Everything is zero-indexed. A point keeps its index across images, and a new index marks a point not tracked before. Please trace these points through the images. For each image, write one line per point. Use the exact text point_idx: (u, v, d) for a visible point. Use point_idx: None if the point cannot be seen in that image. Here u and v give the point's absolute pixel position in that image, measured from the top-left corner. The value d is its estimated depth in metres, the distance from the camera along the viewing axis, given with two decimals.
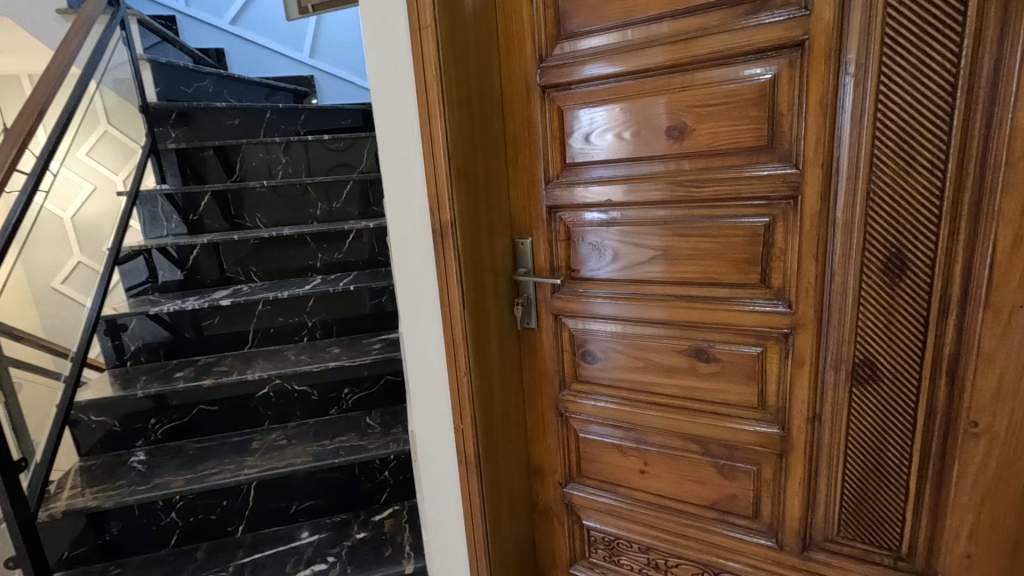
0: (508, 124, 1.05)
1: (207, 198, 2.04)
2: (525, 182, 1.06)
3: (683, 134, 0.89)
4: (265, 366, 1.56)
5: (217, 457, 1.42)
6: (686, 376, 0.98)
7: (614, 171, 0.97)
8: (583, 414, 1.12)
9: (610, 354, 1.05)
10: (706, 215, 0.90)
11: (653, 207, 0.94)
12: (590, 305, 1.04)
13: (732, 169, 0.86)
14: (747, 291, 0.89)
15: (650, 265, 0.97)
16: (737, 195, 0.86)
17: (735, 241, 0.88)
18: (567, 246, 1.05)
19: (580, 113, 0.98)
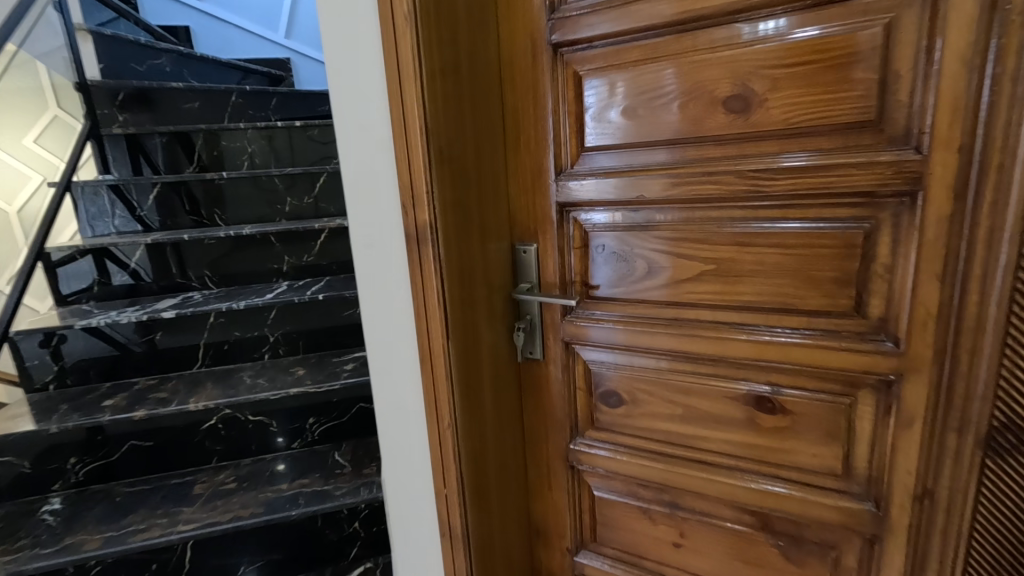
0: (508, 99, 0.81)
1: (158, 191, 1.77)
2: (528, 173, 0.82)
3: (746, 107, 0.65)
4: (213, 392, 1.31)
5: (149, 506, 1.17)
6: (742, 429, 0.74)
7: (649, 158, 0.72)
8: (601, 469, 0.88)
9: (638, 397, 0.81)
10: (778, 218, 0.66)
11: (701, 206, 0.70)
12: (613, 334, 0.80)
13: (819, 154, 0.62)
14: (833, 323, 0.65)
15: (694, 284, 0.73)
16: (826, 191, 0.62)
17: (820, 254, 0.64)
18: (583, 257, 0.81)
19: (604, 81, 0.73)
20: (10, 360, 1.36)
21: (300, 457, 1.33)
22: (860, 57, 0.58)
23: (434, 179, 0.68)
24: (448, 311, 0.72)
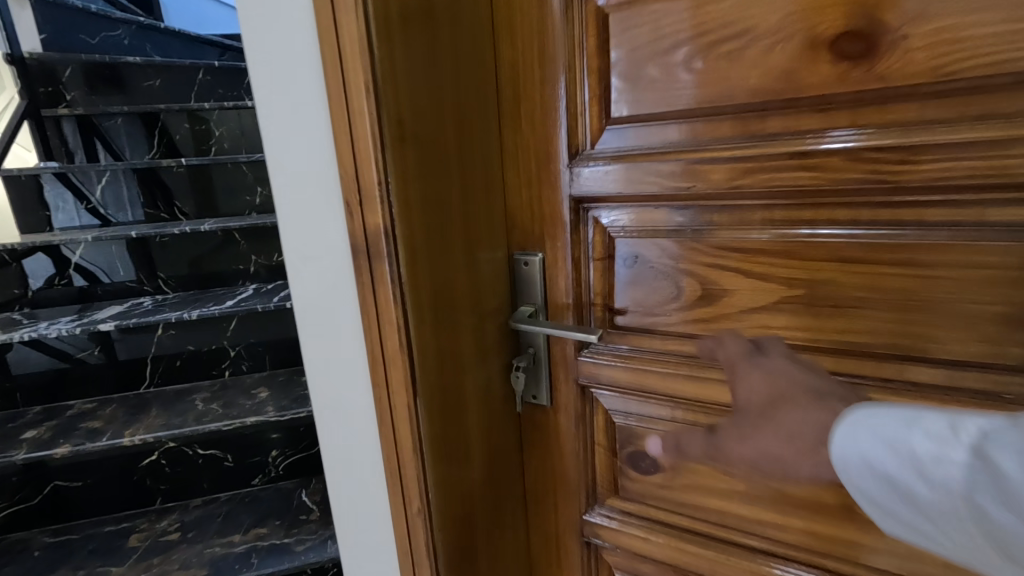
0: (503, 52, 0.57)
1: (108, 180, 1.55)
2: (531, 157, 0.59)
3: (863, 52, 0.42)
4: (156, 419, 1.10)
5: (72, 564, 0.96)
6: (832, 518, 0.53)
7: (705, 133, 0.50)
8: (628, 551, 0.66)
9: (680, 463, 0.60)
10: (908, 222, 0.44)
11: (784, 204, 0.48)
12: (648, 378, 0.58)
13: (987, 123, 0.39)
14: (991, 383, 0.43)
15: (768, 315, 0.51)
16: (996, 180, 0.40)
17: (973, 278, 0.42)
18: (606, 272, 0.59)
19: (641, 21, 0.50)
20: None
21: (261, 497, 1.12)
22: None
23: (393, 163, 0.45)
24: (415, 350, 0.50)
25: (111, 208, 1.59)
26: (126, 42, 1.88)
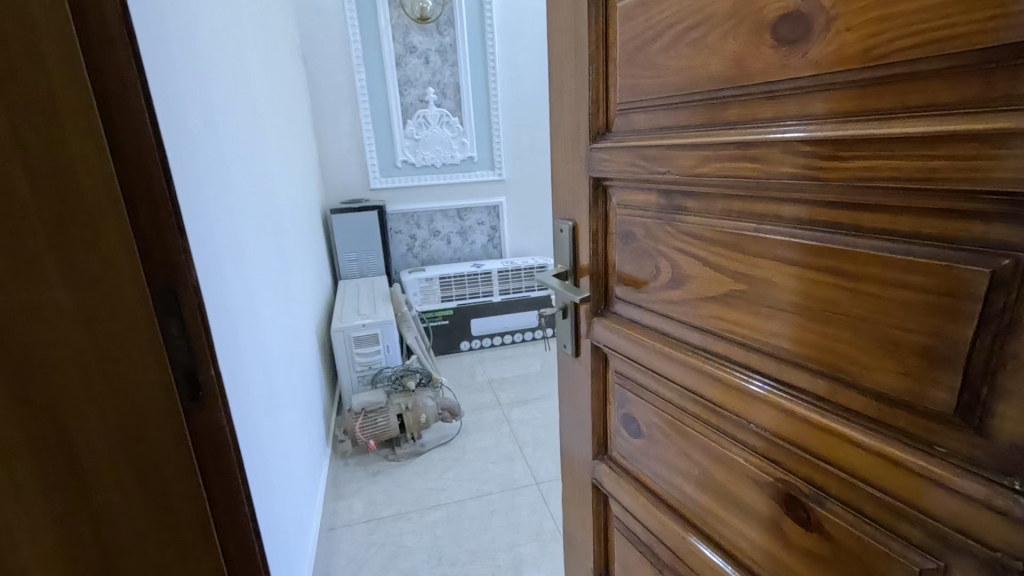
0: (555, 48, 0.68)
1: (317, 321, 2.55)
2: (567, 139, 0.68)
3: (809, 35, 0.39)
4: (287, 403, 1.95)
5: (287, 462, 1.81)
6: (773, 537, 0.51)
7: (672, 118, 0.52)
8: (620, 507, 0.73)
9: (654, 433, 0.64)
10: (848, 227, 0.39)
11: (739, 197, 0.46)
12: (632, 348, 0.64)
13: (935, 115, 0.32)
14: (923, 427, 0.37)
15: (714, 306, 0.52)
16: (891, 188, 0.35)
17: (899, 300, 0.37)
18: (616, 248, 0.64)
19: (635, 15, 0.54)
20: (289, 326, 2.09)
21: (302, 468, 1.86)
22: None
23: None
24: None
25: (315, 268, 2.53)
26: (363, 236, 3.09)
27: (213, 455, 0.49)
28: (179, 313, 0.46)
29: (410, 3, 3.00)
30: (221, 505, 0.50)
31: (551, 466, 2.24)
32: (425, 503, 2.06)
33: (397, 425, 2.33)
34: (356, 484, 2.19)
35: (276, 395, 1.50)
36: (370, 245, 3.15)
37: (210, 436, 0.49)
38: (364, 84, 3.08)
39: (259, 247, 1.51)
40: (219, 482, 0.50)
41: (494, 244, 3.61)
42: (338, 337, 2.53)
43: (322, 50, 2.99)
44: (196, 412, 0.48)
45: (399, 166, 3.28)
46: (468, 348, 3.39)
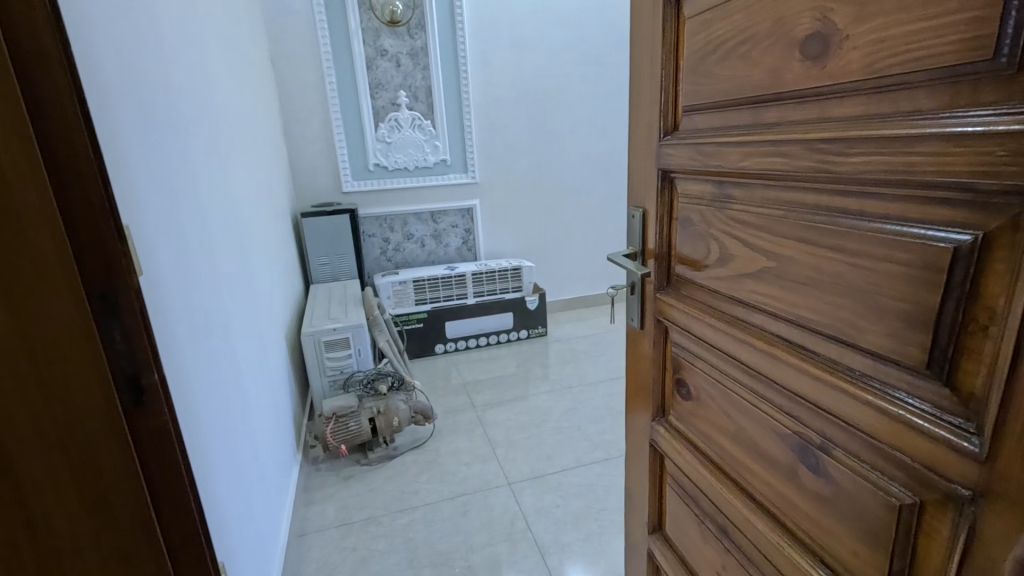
0: (635, 54, 0.77)
1: (291, 327, 2.57)
2: (642, 136, 0.77)
3: (826, 51, 0.48)
4: (274, 411, 1.99)
5: (271, 466, 1.85)
6: (790, 481, 0.60)
7: (723, 121, 0.61)
8: (672, 462, 0.83)
9: (701, 397, 0.74)
10: (854, 212, 0.48)
11: (775, 186, 0.55)
12: (685, 321, 0.73)
13: (914, 120, 0.41)
14: (911, 384, 0.45)
15: (752, 280, 0.61)
16: (881, 181, 0.44)
17: (890, 272, 0.46)
18: (678, 232, 0.73)
19: (700, 29, 0.64)
20: (269, 332, 2.12)
21: (276, 475, 1.88)
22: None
23: None
24: None
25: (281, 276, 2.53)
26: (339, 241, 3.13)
27: (153, 438, 0.65)
28: (121, 322, 0.62)
29: (380, 6, 3.05)
30: (160, 480, 0.67)
31: (521, 466, 2.32)
32: (396, 506, 2.11)
33: (367, 429, 2.35)
34: (328, 489, 2.23)
35: (237, 398, 1.55)
36: (341, 249, 3.17)
37: (152, 426, 0.65)
38: (333, 85, 3.11)
39: (212, 252, 1.54)
40: (157, 460, 0.66)
41: (468, 246, 3.69)
42: (309, 341, 2.50)
43: (290, 53, 3.02)
44: (137, 406, 0.64)
45: (371, 169, 3.32)
46: (442, 351, 3.45)
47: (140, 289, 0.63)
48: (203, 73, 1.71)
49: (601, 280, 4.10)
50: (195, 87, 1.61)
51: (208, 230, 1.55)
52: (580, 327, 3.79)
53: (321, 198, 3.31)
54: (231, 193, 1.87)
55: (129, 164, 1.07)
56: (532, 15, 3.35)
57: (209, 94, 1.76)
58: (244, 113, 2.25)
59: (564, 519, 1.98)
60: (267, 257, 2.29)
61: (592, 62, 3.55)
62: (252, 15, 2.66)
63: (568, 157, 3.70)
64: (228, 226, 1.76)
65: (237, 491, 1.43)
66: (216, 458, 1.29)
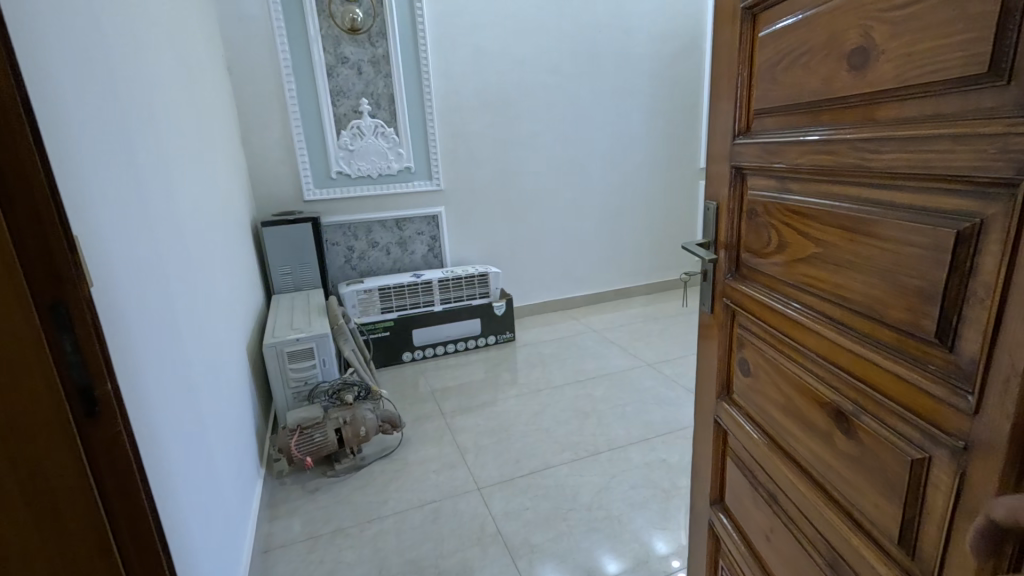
0: (716, 63, 0.84)
1: (253, 338, 2.51)
2: (719, 136, 0.85)
3: (866, 63, 0.55)
4: (236, 425, 1.92)
5: (235, 480, 1.79)
6: (826, 445, 0.68)
7: (785, 124, 0.68)
8: (733, 434, 0.91)
9: (758, 372, 0.82)
10: (886, 202, 0.54)
11: (825, 180, 0.62)
12: (748, 302, 0.81)
13: (929, 123, 0.48)
14: (924, 352, 0.52)
15: (805, 264, 0.68)
16: (908, 176, 0.50)
17: (909, 254, 0.52)
18: (746, 220, 0.81)
19: (773, 41, 0.70)
20: (230, 344, 2.05)
21: (239, 491, 1.82)
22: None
23: None
24: None
25: (241, 287, 2.46)
26: (296, 249, 3.06)
27: (107, 449, 0.63)
28: (72, 334, 0.59)
29: (339, 14, 3.03)
30: (115, 493, 0.65)
31: (491, 471, 2.33)
32: (364, 517, 2.08)
33: (334, 439, 2.29)
34: (293, 503, 2.18)
35: (197, 413, 1.49)
36: (304, 258, 3.10)
37: (107, 437, 0.63)
38: (293, 91, 3.06)
39: (169, 263, 1.49)
40: (111, 473, 0.64)
41: (434, 253, 3.68)
42: (270, 352, 2.43)
43: (246, 58, 2.94)
44: (90, 420, 0.62)
45: (333, 177, 3.28)
46: (410, 359, 3.43)
47: (90, 299, 0.61)
48: (158, 79, 1.66)
49: (567, 285, 4.17)
50: (150, 93, 1.56)
51: (166, 240, 1.50)
52: (548, 331, 3.84)
53: (282, 206, 3.25)
54: (189, 201, 1.81)
55: (82, 171, 1.03)
56: (493, 25, 3.39)
57: (164, 100, 1.70)
58: (200, 118, 2.19)
59: (533, 521, 2.00)
60: (227, 268, 2.22)
61: (551, 71, 3.62)
62: (207, 18, 2.59)
63: (531, 164, 3.76)
64: (186, 236, 1.71)
65: (199, 507, 1.39)
66: (176, 473, 1.25)
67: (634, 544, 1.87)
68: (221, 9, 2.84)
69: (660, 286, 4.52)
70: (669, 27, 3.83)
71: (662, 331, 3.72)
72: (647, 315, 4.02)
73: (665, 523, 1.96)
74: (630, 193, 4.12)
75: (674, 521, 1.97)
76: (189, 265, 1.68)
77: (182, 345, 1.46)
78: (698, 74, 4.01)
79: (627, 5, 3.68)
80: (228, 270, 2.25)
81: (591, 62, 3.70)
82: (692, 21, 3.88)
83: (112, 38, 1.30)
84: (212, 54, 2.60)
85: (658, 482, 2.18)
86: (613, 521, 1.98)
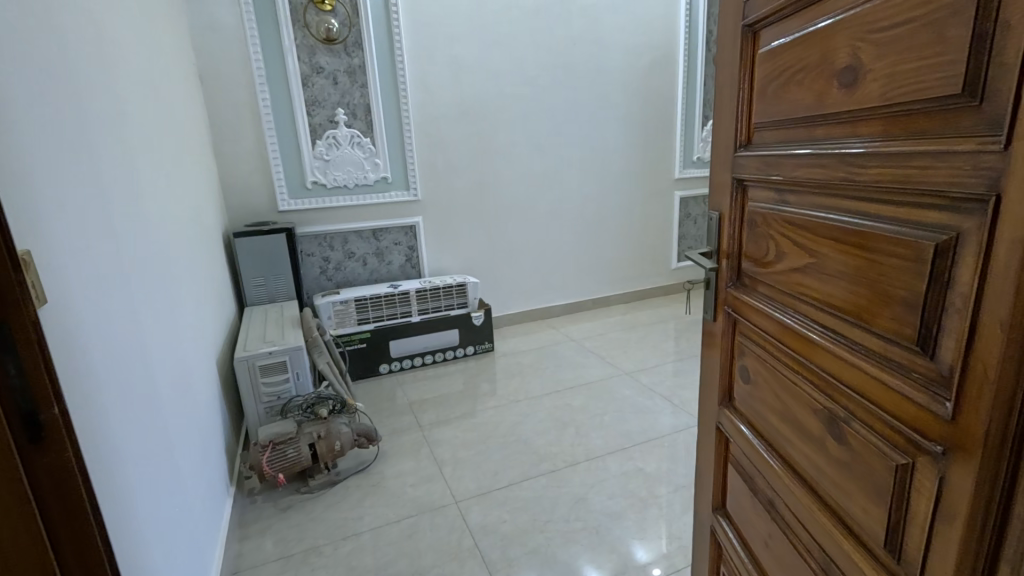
0: (720, 77, 0.86)
1: (224, 352, 2.44)
2: (722, 148, 0.87)
3: (855, 81, 0.57)
4: (203, 442, 1.85)
5: (202, 500, 1.73)
6: (820, 450, 0.69)
7: (781, 139, 0.71)
8: (736, 440, 0.93)
9: (758, 379, 0.84)
10: (874, 214, 0.56)
11: (819, 192, 0.64)
12: (749, 310, 0.83)
13: (910, 141, 0.50)
14: (909, 360, 0.54)
15: (801, 274, 0.70)
16: (896, 190, 0.53)
17: (896, 265, 0.54)
18: (746, 230, 0.83)
19: (771, 58, 0.73)
20: (199, 358, 1.99)
21: (206, 511, 1.75)
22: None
23: None
24: None
25: (212, 300, 2.39)
26: (269, 260, 3.00)
27: (52, 474, 0.66)
28: (17, 358, 0.63)
29: (315, 24, 3.01)
30: (59, 515, 0.67)
31: (468, 484, 2.30)
32: (338, 534, 2.02)
33: (308, 455, 2.23)
34: (264, 521, 2.11)
35: (163, 429, 1.44)
36: (278, 269, 3.04)
37: (53, 462, 0.66)
38: (267, 100, 3.02)
39: (137, 275, 1.46)
40: (55, 495, 0.67)
41: (412, 264, 3.66)
42: (241, 366, 2.37)
43: (219, 65, 2.89)
44: (36, 446, 0.65)
45: (309, 187, 3.23)
46: (387, 371, 3.38)
47: (36, 323, 0.65)
48: (124, 87, 1.62)
49: (545, 295, 4.19)
50: (115, 100, 1.51)
51: (133, 251, 1.46)
52: (526, 341, 3.84)
53: (255, 216, 3.19)
54: (156, 212, 1.76)
55: (38, 180, 0.99)
56: (470, 37, 3.42)
57: (131, 108, 1.66)
58: (169, 126, 2.14)
59: (511, 534, 1.98)
60: (195, 280, 2.15)
61: (529, 83, 3.66)
62: (177, 25, 2.54)
63: (508, 174, 3.78)
64: (154, 248, 1.67)
65: (163, 527, 1.34)
66: (137, 493, 1.20)
67: (613, 554, 1.87)
68: (192, 16, 2.79)
69: (637, 295, 4.58)
70: (642, 42, 3.92)
71: (639, 340, 3.76)
72: (624, 325, 4.06)
73: (642, 532, 1.97)
74: (607, 203, 4.18)
75: (653, 530, 1.98)
76: (156, 276, 1.62)
77: (146, 360, 1.40)
78: (670, 89, 4.11)
79: (602, 21, 3.76)
80: (197, 282, 2.19)
81: (566, 74, 3.76)
82: (665, 37, 3.98)
83: (73, 45, 1.26)
84: (182, 60, 2.55)
85: (636, 491, 2.19)
86: (591, 532, 1.98)
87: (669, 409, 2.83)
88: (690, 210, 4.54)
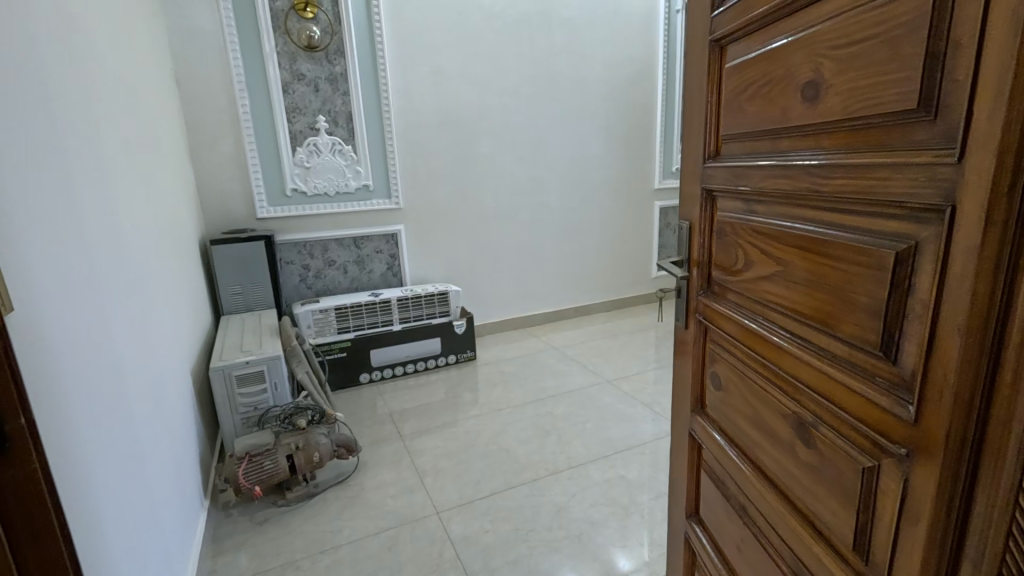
0: (688, 91, 0.88)
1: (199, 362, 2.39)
2: (692, 160, 0.89)
3: (818, 95, 0.59)
4: (176, 455, 1.81)
5: (175, 514, 1.68)
6: (789, 455, 0.71)
7: (749, 150, 0.73)
8: (708, 448, 0.94)
9: (728, 386, 0.85)
10: (836, 224, 0.58)
11: (785, 203, 0.66)
12: (719, 317, 0.85)
13: (870, 152, 0.52)
14: (872, 365, 0.55)
15: (769, 281, 0.71)
16: (856, 201, 0.55)
17: (858, 273, 0.56)
18: (716, 239, 0.85)
19: (737, 72, 0.75)
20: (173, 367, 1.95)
21: (179, 524, 1.70)
22: (923, 18, 0.46)
23: None
24: None
25: (187, 309, 2.35)
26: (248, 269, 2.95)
27: (19, 487, 0.64)
28: None
29: (296, 31, 3.00)
30: (24, 531, 0.65)
31: (450, 494, 2.28)
32: (316, 548, 1.98)
33: (286, 466, 2.18)
34: (239, 535, 2.06)
35: (135, 441, 1.40)
36: (256, 277, 2.99)
37: (20, 474, 0.64)
38: (246, 106, 2.99)
39: (109, 285, 1.42)
40: (20, 510, 0.64)
41: (393, 272, 3.63)
42: (216, 376, 2.32)
43: (197, 71, 2.86)
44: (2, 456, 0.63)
45: (288, 195, 3.20)
46: (367, 380, 3.33)
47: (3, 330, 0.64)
48: (99, 92, 1.59)
49: (527, 304, 4.20)
50: (88, 107, 1.48)
51: (106, 261, 1.43)
52: (508, 350, 3.83)
53: (232, 223, 3.13)
54: (131, 219, 1.73)
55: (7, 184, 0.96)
56: (453, 48, 3.45)
57: (105, 114, 1.63)
58: (145, 131, 2.10)
59: (493, 544, 1.97)
60: (170, 289, 2.10)
61: (510, 93, 3.70)
62: (154, 29, 2.51)
63: (490, 183, 3.79)
64: (128, 255, 1.63)
65: (135, 541, 1.30)
66: (106, 507, 1.16)
67: (595, 562, 1.87)
68: (169, 21, 2.75)
69: (617, 303, 4.62)
70: (622, 56, 3.99)
71: (621, 349, 3.79)
72: (605, 333, 4.09)
73: (624, 540, 1.97)
74: (588, 213, 4.23)
75: (634, 537, 1.98)
76: (129, 285, 1.59)
77: (118, 371, 1.36)
78: (650, 101, 4.19)
79: (583, 34, 3.82)
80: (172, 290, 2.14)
81: (548, 85, 3.80)
82: (645, 50, 4.06)
83: (45, 49, 1.23)
84: (159, 65, 2.51)
85: (618, 499, 2.20)
86: (573, 540, 1.98)
87: (650, 416, 2.86)
88: (670, 219, 4.61)
